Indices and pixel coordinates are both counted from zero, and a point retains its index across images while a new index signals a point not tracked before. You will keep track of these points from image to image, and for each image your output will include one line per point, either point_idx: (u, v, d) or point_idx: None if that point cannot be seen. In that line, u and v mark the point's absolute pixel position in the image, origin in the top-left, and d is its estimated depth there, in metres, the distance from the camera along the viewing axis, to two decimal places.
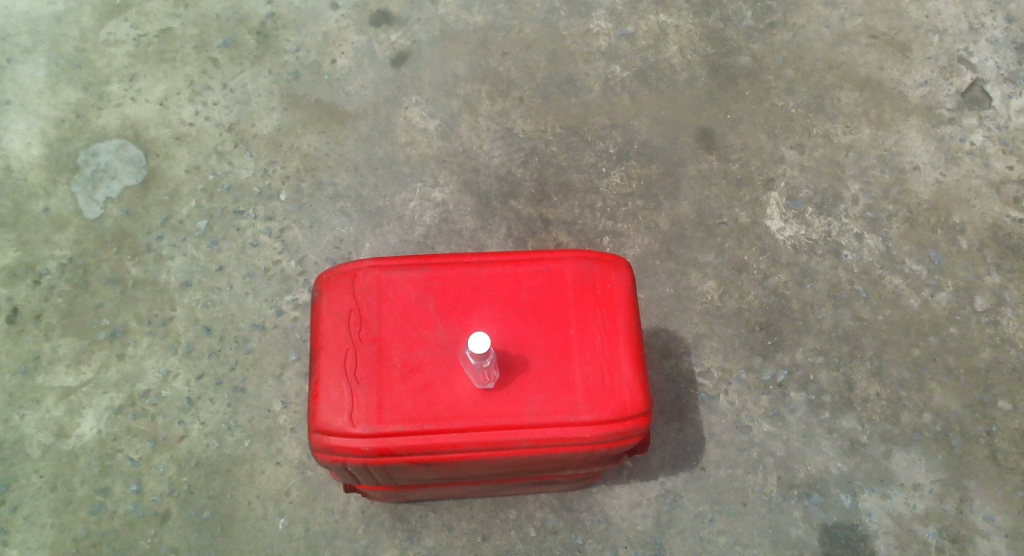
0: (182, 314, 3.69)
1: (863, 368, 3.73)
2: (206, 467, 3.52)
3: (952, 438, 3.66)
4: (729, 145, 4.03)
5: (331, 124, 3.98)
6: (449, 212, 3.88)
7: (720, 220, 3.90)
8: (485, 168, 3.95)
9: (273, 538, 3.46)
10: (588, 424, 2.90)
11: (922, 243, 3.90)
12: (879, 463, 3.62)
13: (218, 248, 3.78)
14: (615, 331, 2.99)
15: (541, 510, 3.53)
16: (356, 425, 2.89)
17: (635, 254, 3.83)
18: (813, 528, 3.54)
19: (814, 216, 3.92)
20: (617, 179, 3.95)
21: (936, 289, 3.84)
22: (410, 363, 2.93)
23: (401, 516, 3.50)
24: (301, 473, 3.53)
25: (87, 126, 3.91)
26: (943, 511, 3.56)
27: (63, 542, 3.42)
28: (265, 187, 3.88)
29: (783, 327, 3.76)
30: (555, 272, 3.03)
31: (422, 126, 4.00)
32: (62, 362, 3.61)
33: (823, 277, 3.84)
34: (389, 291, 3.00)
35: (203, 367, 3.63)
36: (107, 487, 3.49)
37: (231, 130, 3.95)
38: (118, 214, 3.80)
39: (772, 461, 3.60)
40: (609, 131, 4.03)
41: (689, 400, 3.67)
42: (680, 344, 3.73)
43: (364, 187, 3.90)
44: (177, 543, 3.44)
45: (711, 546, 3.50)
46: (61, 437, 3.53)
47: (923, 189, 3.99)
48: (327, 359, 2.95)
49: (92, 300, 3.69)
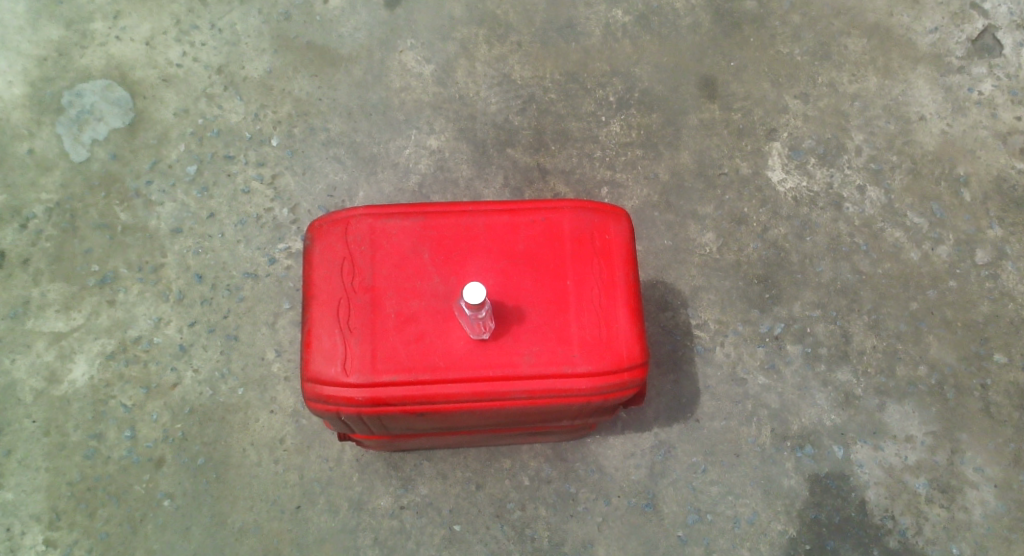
0: (174, 261, 3.65)
1: (860, 321, 3.71)
2: (200, 414, 3.52)
3: (946, 391, 3.66)
4: (731, 93, 3.94)
5: (324, 67, 3.88)
6: (444, 159, 3.80)
7: (720, 171, 3.84)
8: (481, 115, 3.86)
9: (268, 485, 3.48)
10: (584, 376, 2.87)
11: (925, 196, 3.85)
12: (873, 415, 3.62)
13: (209, 194, 3.72)
14: (612, 283, 2.95)
15: (535, 460, 3.54)
16: (349, 375, 2.85)
17: (633, 205, 3.78)
18: (805, 479, 3.56)
19: (816, 168, 3.86)
20: (617, 127, 3.87)
21: (937, 242, 3.80)
22: (405, 313, 2.89)
23: (395, 465, 3.52)
24: (295, 421, 3.54)
25: (71, 66, 3.80)
26: (934, 462, 3.59)
27: (57, 486, 3.44)
28: (256, 132, 3.80)
29: (781, 280, 3.73)
30: (552, 223, 2.98)
31: (417, 71, 3.90)
32: (52, 307, 3.58)
33: (824, 230, 3.79)
34: (383, 240, 2.95)
35: (196, 314, 3.60)
36: (100, 432, 3.49)
37: (220, 73, 3.85)
38: (105, 157, 3.72)
39: (766, 413, 3.61)
40: (609, 78, 3.93)
41: (684, 352, 3.66)
42: (676, 297, 3.70)
43: (358, 133, 3.82)
44: (172, 488, 3.46)
45: (703, 495, 3.53)
46: (53, 383, 3.51)
47: (928, 140, 3.91)
48: (320, 308, 2.91)
49: (80, 245, 3.64)
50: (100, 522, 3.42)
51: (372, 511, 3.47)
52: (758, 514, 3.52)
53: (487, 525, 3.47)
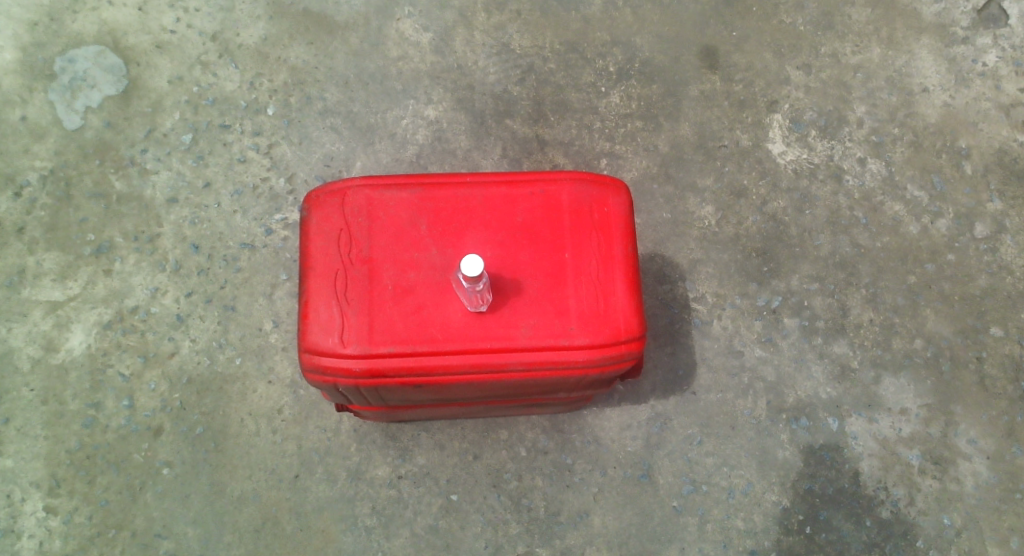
0: (170, 231, 3.63)
1: (858, 295, 3.71)
2: (198, 384, 3.53)
3: (942, 363, 3.67)
4: (733, 64, 3.89)
5: (320, 35, 3.82)
6: (442, 130, 3.77)
7: (721, 143, 3.81)
8: (480, 85, 3.82)
9: (266, 454, 3.50)
10: (582, 349, 2.87)
11: (925, 169, 3.82)
12: (868, 388, 3.64)
13: (205, 163, 3.69)
14: (610, 256, 2.93)
15: (532, 431, 3.56)
16: (347, 346, 2.85)
17: (632, 177, 3.75)
18: (799, 451, 3.59)
19: (817, 140, 3.83)
20: (616, 99, 3.83)
21: (936, 215, 3.78)
22: (402, 285, 2.87)
23: (393, 435, 3.53)
24: (293, 392, 3.55)
25: (62, 31, 3.74)
26: (928, 434, 3.61)
27: (56, 454, 3.45)
28: (252, 101, 3.75)
29: (780, 254, 3.72)
30: (550, 195, 2.95)
31: (414, 40, 3.84)
32: (48, 276, 3.56)
33: (823, 203, 3.77)
34: (380, 211, 2.92)
35: (193, 285, 3.59)
36: (98, 402, 3.50)
37: (215, 40, 3.79)
38: (99, 125, 3.68)
39: (762, 386, 3.62)
40: (609, 48, 3.88)
41: (682, 325, 3.66)
42: (674, 270, 3.69)
43: (355, 102, 3.77)
44: (171, 457, 3.48)
45: (698, 466, 3.56)
46: (50, 352, 3.51)
47: (930, 112, 3.88)
48: (317, 279, 2.90)
49: (75, 214, 3.61)
50: (100, 490, 3.44)
51: (370, 480, 3.50)
52: (752, 485, 3.55)
53: (484, 495, 3.50)
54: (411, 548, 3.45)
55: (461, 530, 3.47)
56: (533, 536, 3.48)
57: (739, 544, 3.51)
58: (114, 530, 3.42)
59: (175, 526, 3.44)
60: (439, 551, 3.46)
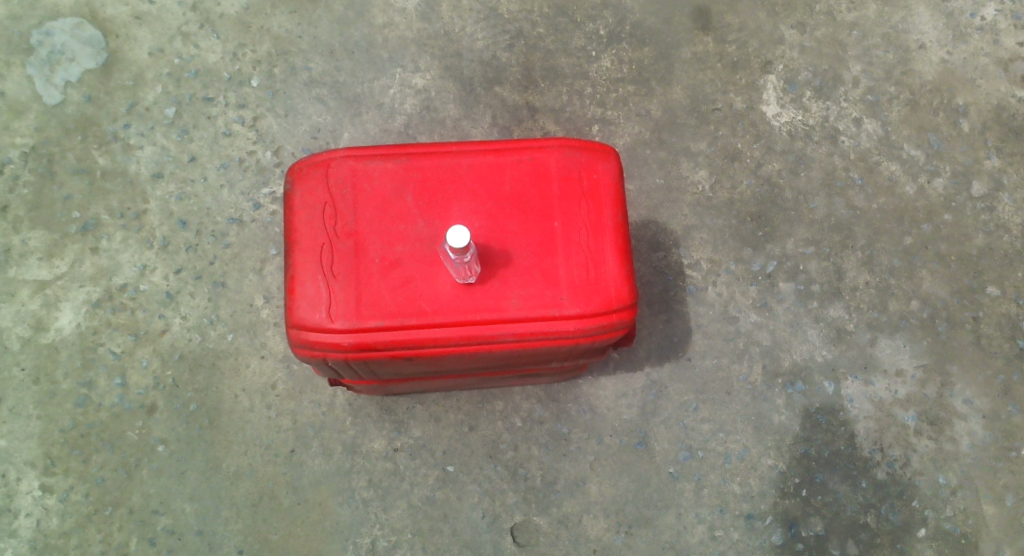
0: (156, 207, 3.57)
1: (854, 258, 3.68)
2: (190, 361, 3.51)
3: (938, 324, 3.65)
4: (726, 24, 3.81)
5: (303, 3, 3.73)
6: (431, 99, 3.69)
7: (714, 106, 3.74)
8: (468, 51, 3.73)
9: (261, 429, 3.49)
10: (572, 319, 2.83)
11: (922, 127, 3.76)
12: (864, 350, 3.63)
13: (189, 137, 3.61)
14: (600, 224, 2.89)
15: (528, 401, 3.55)
16: (335, 321, 2.81)
17: (625, 143, 3.69)
18: (795, 415, 3.58)
19: (812, 101, 3.76)
20: (607, 63, 3.75)
21: (933, 175, 3.73)
22: (389, 258, 2.83)
23: (388, 408, 3.52)
24: (286, 367, 3.53)
25: (38, 3, 3.63)
26: (924, 396, 3.61)
27: (50, 434, 3.44)
28: (236, 72, 3.66)
29: (775, 218, 3.68)
30: (538, 162, 2.90)
31: (400, 6, 3.74)
32: (34, 255, 3.51)
33: (819, 165, 3.72)
34: (365, 182, 2.88)
35: (181, 261, 3.55)
36: (91, 380, 3.47)
37: (195, 10, 3.69)
38: (79, 99, 3.60)
39: (758, 351, 3.60)
40: (600, 11, 3.79)
41: (676, 292, 3.63)
42: (669, 236, 3.65)
43: (341, 71, 3.69)
44: (166, 434, 3.47)
45: (694, 433, 3.55)
46: (40, 331, 3.48)
47: (927, 69, 3.80)
48: (303, 253, 2.86)
49: (59, 191, 3.55)
50: (95, 468, 3.44)
51: (366, 453, 3.49)
52: (748, 450, 3.55)
53: (481, 465, 3.50)
54: (409, 519, 3.46)
55: (459, 500, 3.48)
56: (530, 505, 3.49)
57: (736, 508, 3.52)
58: (111, 507, 3.42)
59: (172, 502, 3.44)
60: (436, 521, 3.47)
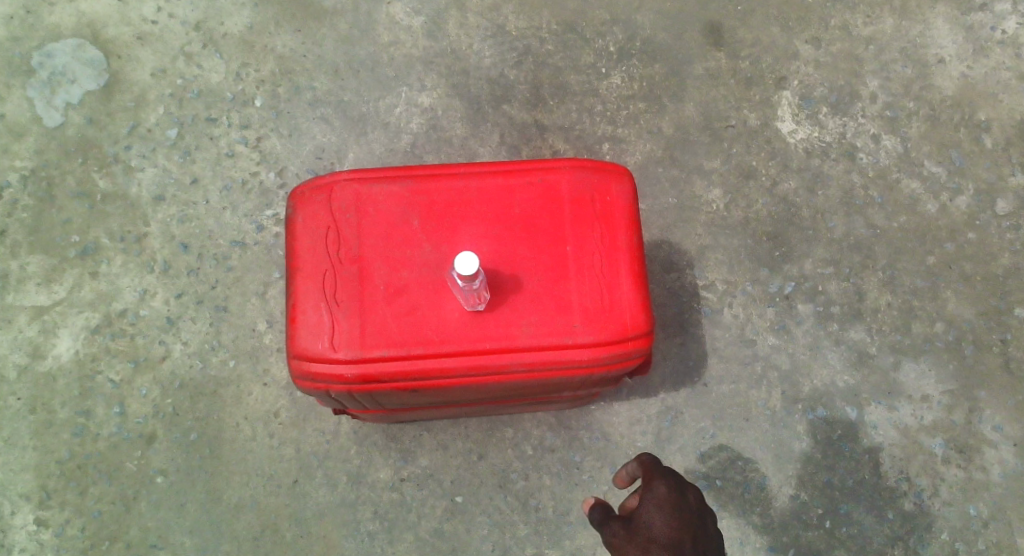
0: (157, 230, 3.50)
1: (875, 278, 3.55)
2: (191, 389, 3.41)
3: (965, 347, 3.52)
4: (739, 40, 3.72)
5: (308, 22, 3.66)
6: (437, 118, 3.62)
7: (727, 123, 3.64)
8: (475, 69, 3.66)
9: (263, 459, 3.38)
10: (586, 347, 2.72)
11: (944, 143, 3.65)
12: (887, 375, 3.49)
13: (191, 159, 3.55)
14: (614, 248, 2.78)
15: (538, 428, 3.43)
16: (338, 351, 2.71)
17: (636, 162, 3.60)
18: (817, 442, 3.44)
19: (829, 117, 3.66)
20: (617, 80, 3.67)
21: (956, 193, 3.62)
22: (394, 284, 2.74)
23: (394, 437, 3.40)
24: (290, 395, 3.42)
25: (39, 24, 3.58)
26: (952, 422, 3.46)
27: (46, 465, 3.35)
28: (239, 92, 3.60)
29: (792, 237, 3.57)
30: (549, 184, 2.81)
31: (406, 24, 3.68)
32: (32, 280, 3.44)
33: (836, 182, 3.61)
34: (369, 206, 2.79)
35: (182, 286, 3.47)
36: (89, 409, 3.38)
37: (198, 29, 3.63)
38: (80, 122, 3.54)
39: (776, 375, 3.47)
40: (609, 27, 3.71)
41: (691, 314, 3.51)
42: (682, 257, 3.54)
43: (346, 91, 3.62)
44: (165, 465, 3.37)
45: (712, 461, 3.42)
46: (38, 359, 3.40)
47: (947, 84, 3.70)
48: (305, 280, 2.76)
49: (59, 215, 3.49)
50: (92, 501, 3.34)
51: (371, 484, 3.38)
52: (769, 479, 3.41)
53: (490, 496, 3.38)
54: (416, 553, 3.34)
55: (467, 533, 3.35)
56: (541, 538, 3.36)
57: (757, 541, 3.37)
58: (108, 541, 3.32)
59: (171, 536, 3.33)
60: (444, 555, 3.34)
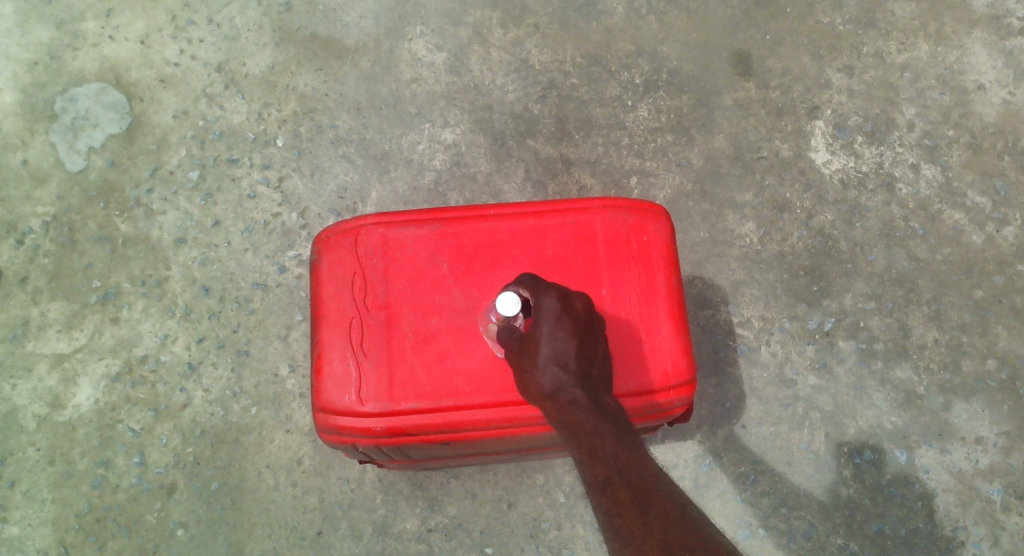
0: (179, 274, 3.45)
1: (920, 313, 3.39)
2: (212, 436, 3.32)
3: (1019, 386, 3.34)
4: (768, 69, 3.62)
5: (329, 61, 3.64)
6: (461, 154, 3.56)
7: (759, 154, 3.53)
8: (499, 104, 3.60)
9: (286, 509, 3.27)
10: (624, 396, 2.61)
11: (987, 172, 3.52)
12: (938, 416, 3.31)
13: (213, 201, 3.51)
14: (651, 290, 2.67)
15: (570, 474, 3.27)
16: (365, 403, 2.62)
17: (665, 196, 3.50)
18: (865, 488, 3.26)
19: (864, 147, 3.55)
20: (644, 113, 3.59)
21: (1001, 223, 3.48)
22: (423, 332, 2.65)
23: (420, 484, 3.27)
24: (312, 441, 3.31)
25: (62, 69, 3.59)
26: (1009, 466, 3.27)
27: (65, 518, 3.27)
28: (261, 132, 3.57)
29: (830, 271, 3.43)
30: (582, 224, 2.70)
31: (428, 61, 3.64)
32: (52, 327, 3.40)
33: (875, 214, 3.48)
34: (396, 250, 2.69)
35: (204, 330, 3.40)
36: (108, 459, 3.30)
37: (220, 71, 3.61)
38: (102, 166, 3.53)
39: (819, 417, 3.30)
40: (634, 59, 3.63)
41: (727, 353, 3.35)
42: (716, 293, 3.40)
43: (368, 129, 3.58)
44: (186, 516, 3.27)
45: (753, 509, 3.25)
46: (57, 408, 3.34)
47: (988, 110, 3.58)
48: (330, 328, 2.67)
49: (80, 260, 3.45)
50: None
51: (398, 535, 3.24)
52: (815, 528, 3.23)
53: (521, 546, 3.23)
54: None
55: None
56: None
57: None
58: None
59: None
60: None
